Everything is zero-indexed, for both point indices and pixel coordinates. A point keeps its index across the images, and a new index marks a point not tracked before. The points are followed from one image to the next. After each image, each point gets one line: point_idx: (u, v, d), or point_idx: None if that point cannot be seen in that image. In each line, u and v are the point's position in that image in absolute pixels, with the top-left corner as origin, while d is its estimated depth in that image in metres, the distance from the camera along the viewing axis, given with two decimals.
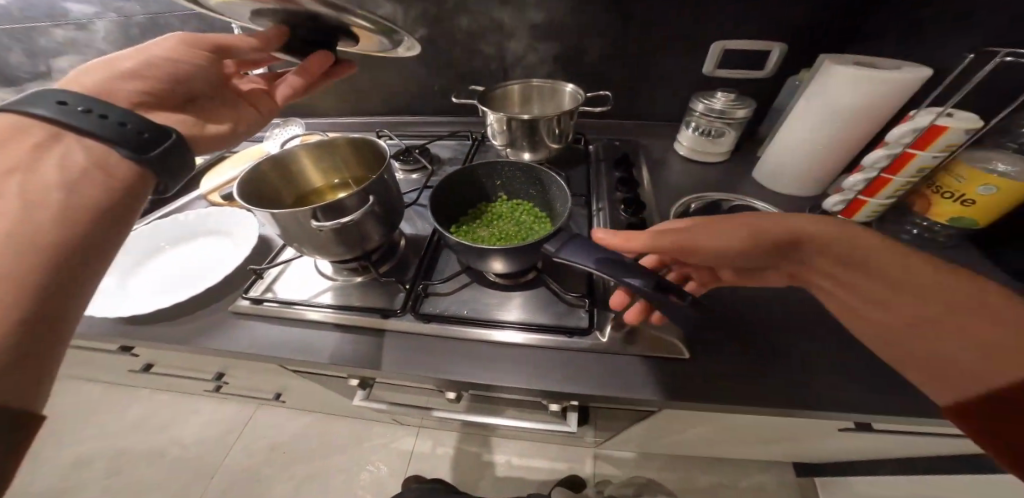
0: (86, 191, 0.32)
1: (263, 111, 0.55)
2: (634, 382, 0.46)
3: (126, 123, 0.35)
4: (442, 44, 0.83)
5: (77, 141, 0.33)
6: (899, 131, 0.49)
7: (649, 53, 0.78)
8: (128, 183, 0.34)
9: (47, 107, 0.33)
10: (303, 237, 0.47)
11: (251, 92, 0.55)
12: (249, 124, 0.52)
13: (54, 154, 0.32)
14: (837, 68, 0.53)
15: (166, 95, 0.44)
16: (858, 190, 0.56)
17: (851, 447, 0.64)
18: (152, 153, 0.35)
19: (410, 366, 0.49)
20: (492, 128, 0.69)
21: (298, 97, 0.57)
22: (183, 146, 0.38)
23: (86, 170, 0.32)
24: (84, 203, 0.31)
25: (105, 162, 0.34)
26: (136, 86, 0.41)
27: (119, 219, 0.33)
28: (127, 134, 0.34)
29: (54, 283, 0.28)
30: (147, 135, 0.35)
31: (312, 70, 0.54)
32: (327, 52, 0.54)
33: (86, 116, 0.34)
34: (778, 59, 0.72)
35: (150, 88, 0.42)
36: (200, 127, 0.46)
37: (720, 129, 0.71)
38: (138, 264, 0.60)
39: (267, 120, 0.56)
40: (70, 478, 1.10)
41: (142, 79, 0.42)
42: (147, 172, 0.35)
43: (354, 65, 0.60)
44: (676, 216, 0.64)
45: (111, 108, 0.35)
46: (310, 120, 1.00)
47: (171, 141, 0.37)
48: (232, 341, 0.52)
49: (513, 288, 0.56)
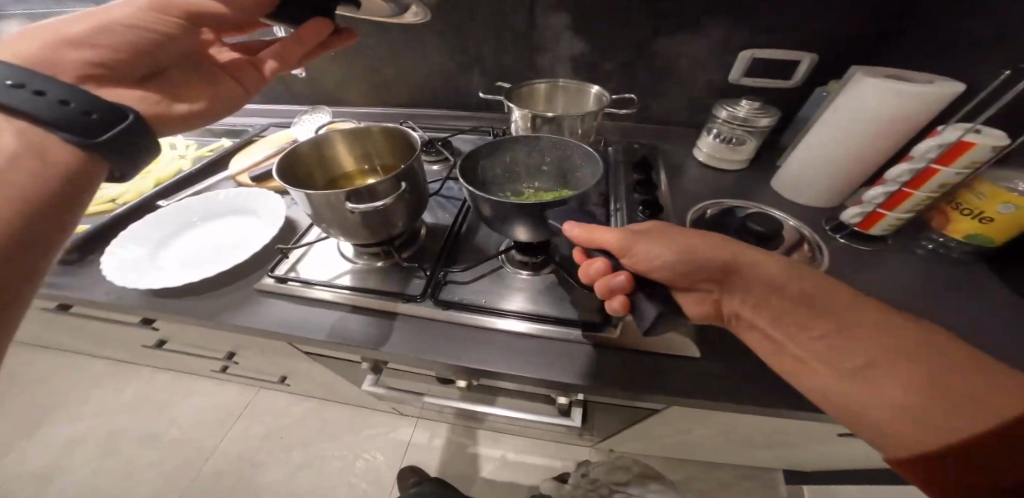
0: (13, 177, 0.32)
1: (245, 85, 0.52)
2: (646, 377, 0.47)
3: (67, 102, 0.34)
4: (471, 40, 0.84)
5: (8, 121, 0.33)
6: (925, 145, 0.50)
7: (675, 58, 0.79)
8: (68, 168, 0.35)
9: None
10: (332, 218, 0.49)
11: (235, 64, 0.51)
12: (232, 101, 0.50)
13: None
14: (868, 81, 0.54)
15: (124, 69, 0.41)
16: (877, 204, 0.57)
17: (849, 456, 0.65)
18: (97, 138, 0.34)
19: (426, 350, 0.49)
20: (517, 124, 0.72)
21: (287, 70, 0.53)
22: (138, 128, 0.37)
23: (17, 154, 0.32)
24: (11, 190, 0.31)
25: (41, 146, 0.34)
26: (88, 55, 0.39)
27: (59, 208, 0.34)
28: (68, 115, 0.34)
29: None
30: (95, 116, 0.35)
31: (306, 40, 0.49)
32: (325, 20, 0.48)
33: (18, 92, 0.32)
34: (808, 70, 0.71)
35: (103, 58, 0.40)
36: (168, 105, 0.44)
37: (741, 137, 0.72)
38: (166, 238, 0.62)
39: (252, 96, 0.53)
40: (70, 451, 1.11)
41: (98, 50, 0.40)
42: (93, 155, 0.35)
43: (353, 33, 0.57)
44: (693, 219, 0.65)
45: (47, 83, 0.33)
46: (336, 109, 1.02)
47: (122, 123, 0.36)
48: (254, 317, 0.53)
49: (530, 280, 0.57)
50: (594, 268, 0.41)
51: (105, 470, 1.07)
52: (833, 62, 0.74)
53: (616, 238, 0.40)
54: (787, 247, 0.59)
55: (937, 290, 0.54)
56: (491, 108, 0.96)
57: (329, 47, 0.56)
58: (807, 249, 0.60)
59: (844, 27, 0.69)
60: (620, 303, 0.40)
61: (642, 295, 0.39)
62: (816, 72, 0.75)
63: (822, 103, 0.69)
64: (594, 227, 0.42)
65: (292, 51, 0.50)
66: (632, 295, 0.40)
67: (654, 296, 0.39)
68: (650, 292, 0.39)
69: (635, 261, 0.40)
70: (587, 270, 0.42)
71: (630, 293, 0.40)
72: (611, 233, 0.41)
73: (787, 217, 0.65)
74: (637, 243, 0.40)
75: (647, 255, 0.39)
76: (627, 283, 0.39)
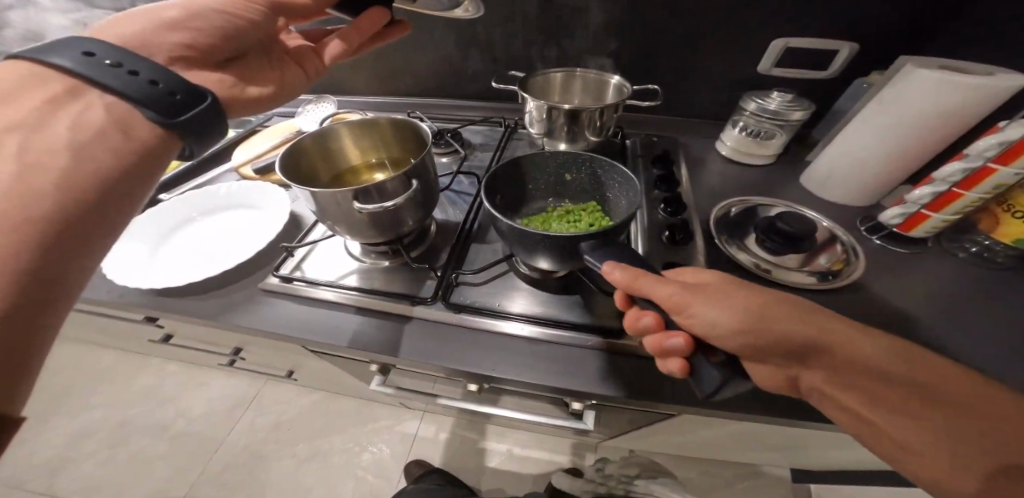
0: (94, 157, 0.29)
1: (308, 71, 0.50)
2: (664, 388, 0.44)
3: (155, 81, 0.31)
4: (485, 25, 0.80)
5: (98, 97, 0.31)
6: (985, 142, 0.46)
7: (702, 45, 0.75)
8: (145, 146, 0.32)
9: (70, 58, 0.30)
10: (339, 216, 0.46)
11: (298, 50, 0.49)
12: (295, 87, 0.48)
13: (75, 109, 0.30)
14: (923, 73, 0.50)
15: (211, 52, 0.39)
16: (923, 204, 0.53)
17: (862, 460, 0.63)
18: (181, 116, 0.32)
19: (435, 354, 0.47)
20: (531, 115, 0.68)
21: (346, 58, 0.51)
22: (216, 110, 0.35)
23: (101, 130, 0.30)
24: (92, 169, 0.29)
25: (125, 122, 0.31)
26: (182, 37, 0.37)
27: (130, 190, 0.31)
28: (153, 94, 0.31)
29: (53, 251, 0.26)
30: (179, 96, 0.32)
31: (366, 27, 0.48)
32: (383, 8, 0.48)
33: (112, 69, 0.30)
34: (844, 60, 0.69)
35: (195, 41, 0.38)
36: (241, 88, 0.41)
37: (769, 131, 0.68)
38: (169, 233, 0.60)
39: (314, 84, 0.51)
40: (77, 444, 1.11)
41: (189, 31, 0.37)
42: (170, 134, 0.33)
43: (406, 23, 0.55)
44: (716, 219, 0.61)
45: (143, 64, 0.32)
46: (341, 98, 0.98)
47: (201, 103, 0.33)
48: (258, 319, 0.51)
49: (540, 282, 0.54)
50: (643, 322, 0.35)
51: (113, 463, 1.08)
52: (871, 51, 0.69)
53: (665, 291, 0.33)
54: (815, 249, 0.56)
55: (980, 296, 0.51)
56: (502, 97, 0.92)
57: (383, 38, 0.54)
58: (839, 251, 0.56)
59: (893, 13, 0.64)
60: (678, 367, 0.33)
61: (702, 357, 0.32)
62: (852, 63, 0.71)
63: (863, 95, 0.65)
64: (644, 274, 0.34)
65: (352, 39, 0.49)
66: (691, 357, 0.33)
67: (716, 358, 0.32)
68: (712, 355, 0.32)
69: (690, 322, 0.32)
70: (634, 321, 0.36)
71: (688, 356, 0.32)
72: (660, 285, 0.33)
73: (819, 217, 0.62)
74: (691, 303, 0.32)
75: (700, 319, 0.32)
76: (685, 345, 0.32)
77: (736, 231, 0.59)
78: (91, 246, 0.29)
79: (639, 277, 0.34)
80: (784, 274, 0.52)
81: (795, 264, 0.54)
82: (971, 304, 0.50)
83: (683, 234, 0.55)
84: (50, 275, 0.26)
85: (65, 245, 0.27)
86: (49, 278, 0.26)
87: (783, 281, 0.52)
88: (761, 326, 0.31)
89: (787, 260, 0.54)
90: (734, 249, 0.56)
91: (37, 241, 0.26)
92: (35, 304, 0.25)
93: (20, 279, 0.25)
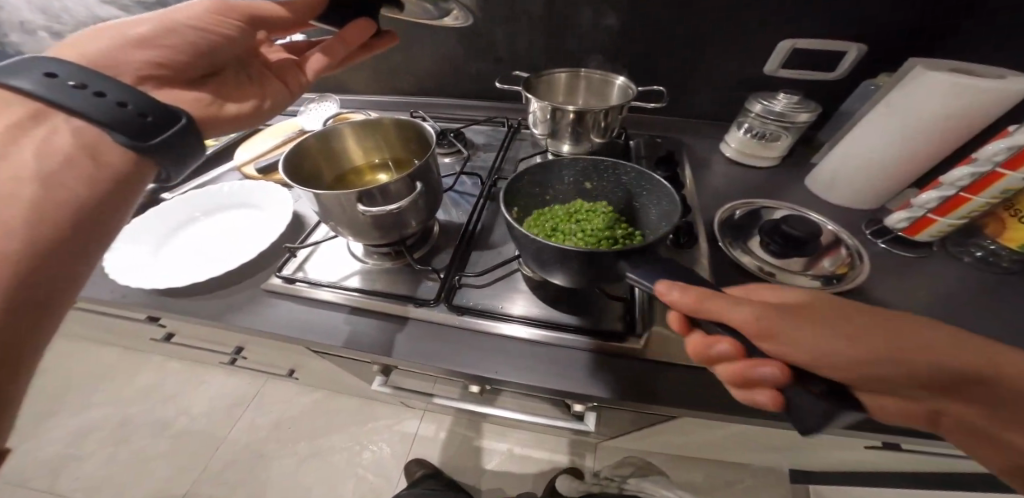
0: (65, 185, 0.29)
1: (290, 85, 0.50)
2: (665, 392, 0.44)
3: (124, 103, 0.31)
4: (489, 24, 0.79)
5: (64, 121, 0.30)
6: (994, 146, 0.45)
7: (707, 46, 0.74)
8: (119, 173, 0.32)
9: (31, 79, 0.29)
10: (342, 218, 0.46)
11: (280, 65, 0.50)
12: (275, 102, 0.49)
13: (39, 134, 0.29)
14: (932, 76, 0.49)
15: (183, 69, 0.39)
16: (928, 208, 0.53)
17: (858, 462, 0.64)
18: (152, 140, 0.32)
19: (435, 356, 0.47)
20: (535, 116, 0.67)
21: (331, 70, 0.52)
22: (190, 131, 0.35)
23: (70, 156, 0.30)
24: (63, 198, 0.29)
25: (94, 147, 0.31)
26: (152, 56, 0.37)
27: (103, 218, 0.31)
28: (123, 117, 0.31)
29: (29, 285, 0.26)
30: (150, 118, 0.32)
31: (352, 39, 0.48)
32: (369, 20, 0.48)
33: (78, 91, 0.30)
34: (854, 61, 0.68)
35: (164, 59, 0.37)
36: (218, 106, 0.42)
37: (774, 133, 0.68)
38: (171, 233, 0.60)
39: (297, 97, 0.51)
40: (79, 440, 1.12)
41: (161, 50, 0.37)
42: (142, 158, 0.33)
43: (394, 35, 0.54)
44: (720, 222, 0.61)
45: (111, 84, 0.31)
46: (344, 96, 0.98)
47: (174, 125, 0.34)
48: (260, 319, 0.51)
49: (544, 284, 0.54)
50: (717, 349, 0.29)
51: (114, 460, 1.08)
52: (878, 53, 0.68)
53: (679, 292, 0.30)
54: (819, 252, 0.56)
55: (984, 302, 0.51)
56: (505, 97, 0.92)
57: (370, 49, 0.53)
58: (843, 255, 0.56)
59: (901, 15, 0.64)
60: (769, 399, 0.27)
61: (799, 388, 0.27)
62: (859, 64, 0.70)
63: (871, 97, 0.65)
64: (711, 294, 0.29)
65: (337, 51, 0.49)
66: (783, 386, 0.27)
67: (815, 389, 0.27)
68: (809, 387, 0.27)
69: (779, 348, 0.27)
70: (705, 347, 0.30)
71: (783, 386, 0.27)
72: (738, 306, 0.28)
73: (824, 220, 0.61)
74: (772, 324, 0.27)
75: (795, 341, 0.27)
76: (780, 375, 0.26)
77: (740, 233, 0.59)
78: (65, 280, 0.29)
79: (704, 297, 0.29)
80: (789, 277, 0.52)
81: (799, 268, 0.53)
82: (974, 311, 0.50)
83: (688, 237, 0.55)
84: (26, 310, 0.26)
85: (42, 278, 0.27)
86: (24, 315, 0.26)
87: (789, 284, 0.51)
88: (794, 321, 0.28)
89: (791, 263, 0.54)
90: (739, 251, 0.56)
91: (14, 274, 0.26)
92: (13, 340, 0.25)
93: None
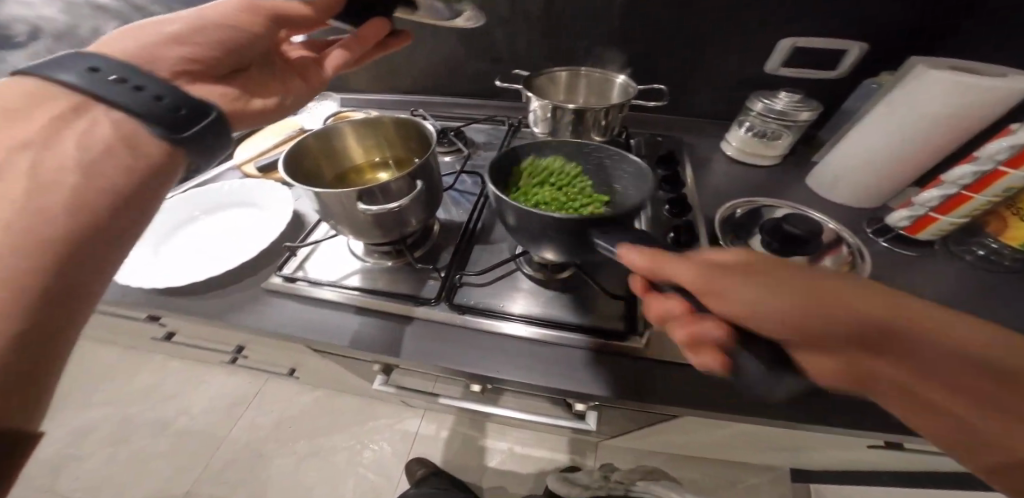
0: (102, 175, 0.29)
1: (311, 81, 0.50)
2: (667, 391, 0.44)
3: (160, 97, 0.32)
4: (489, 22, 0.79)
5: (104, 113, 0.30)
6: (996, 144, 0.45)
7: (708, 45, 0.74)
8: (154, 162, 0.31)
9: (76, 74, 0.30)
10: (343, 217, 0.46)
11: (302, 62, 0.50)
12: (299, 98, 0.48)
13: (80, 126, 0.30)
14: (935, 75, 0.49)
15: (214, 65, 0.39)
16: (930, 207, 0.53)
17: (858, 461, 0.64)
18: (185, 132, 0.32)
19: (437, 356, 0.47)
20: (535, 114, 0.67)
21: (348, 67, 0.51)
22: (220, 124, 0.35)
23: (109, 146, 0.30)
24: (100, 188, 0.29)
25: (132, 137, 0.31)
26: (185, 52, 0.37)
27: (140, 210, 0.30)
28: (158, 109, 0.31)
29: (63, 274, 0.26)
30: (183, 111, 0.32)
31: (368, 37, 0.49)
32: (383, 20, 0.49)
33: (117, 86, 0.31)
34: (856, 59, 0.68)
35: (197, 55, 0.37)
36: (245, 101, 0.41)
37: (775, 131, 0.68)
38: (171, 233, 0.60)
39: (317, 94, 0.51)
40: (80, 440, 1.11)
41: (192, 46, 0.37)
42: (175, 149, 0.32)
43: (408, 35, 0.54)
44: (721, 220, 0.60)
45: (146, 79, 0.32)
46: (343, 96, 0.98)
47: (205, 119, 0.34)
48: (262, 318, 0.51)
49: (544, 284, 0.54)
50: (670, 312, 0.30)
51: (115, 460, 1.08)
52: (879, 51, 0.68)
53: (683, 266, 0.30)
54: (822, 250, 0.56)
55: (987, 300, 0.51)
56: (505, 95, 0.91)
57: (385, 49, 0.54)
58: (846, 253, 0.56)
59: (903, 14, 0.64)
60: (714, 361, 0.28)
61: (743, 348, 0.28)
62: (860, 63, 0.70)
63: (872, 95, 0.65)
64: (665, 254, 0.31)
65: (354, 48, 0.49)
66: (730, 350, 0.28)
67: (761, 353, 0.27)
68: (754, 349, 0.27)
69: (725, 305, 0.28)
70: (661, 309, 0.32)
71: (726, 347, 0.28)
72: (684, 263, 0.30)
73: (826, 219, 0.61)
74: (713, 280, 0.29)
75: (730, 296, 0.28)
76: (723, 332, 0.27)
77: (741, 231, 0.59)
78: (98, 271, 0.27)
79: (658, 258, 0.31)
80: None
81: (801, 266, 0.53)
82: (979, 309, 0.50)
83: (689, 234, 0.55)
84: (61, 300, 0.25)
85: (75, 269, 0.26)
86: (59, 304, 0.25)
87: None
88: (804, 300, 0.26)
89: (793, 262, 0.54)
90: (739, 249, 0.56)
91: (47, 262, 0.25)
92: (48, 331, 0.24)
93: (30, 307, 0.24)
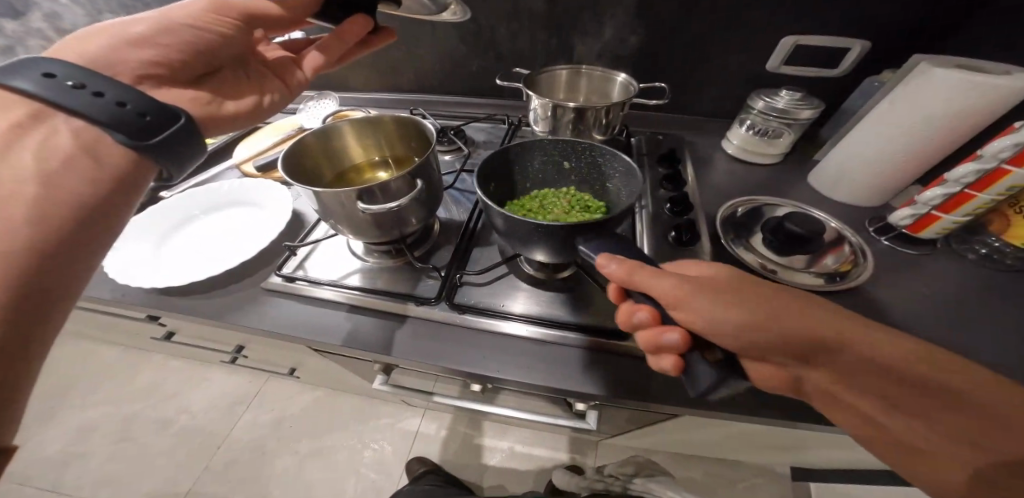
0: (64, 186, 0.29)
1: (289, 83, 0.50)
2: (669, 391, 0.44)
3: (123, 103, 0.31)
4: (489, 20, 0.78)
5: (64, 121, 0.30)
6: (1000, 143, 0.45)
7: (709, 44, 0.74)
8: (118, 172, 0.31)
9: (31, 80, 0.29)
10: (342, 217, 0.46)
11: (279, 62, 0.50)
12: (275, 101, 0.48)
13: (38, 135, 0.29)
14: (940, 74, 0.49)
15: (177, 68, 0.39)
16: (933, 205, 0.52)
17: (860, 461, 0.63)
18: (154, 138, 0.32)
19: (436, 356, 0.47)
20: (536, 113, 0.67)
21: (329, 66, 0.51)
22: (191, 130, 0.35)
23: (70, 156, 0.29)
24: (63, 199, 0.28)
25: (94, 148, 0.31)
26: (148, 54, 0.37)
27: (104, 221, 0.31)
28: (121, 116, 0.31)
29: (27, 288, 0.25)
30: (150, 117, 0.32)
31: (348, 36, 0.47)
32: (364, 17, 0.47)
33: (76, 92, 0.30)
34: (857, 58, 0.67)
35: (162, 58, 0.37)
36: (218, 104, 0.42)
37: (777, 130, 0.68)
38: (169, 233, 0.59)
39: (296, 95, 0.51)
40: (81, 439, 1.12)
41: (158, 48, 0.37)
42: (143, 158, 0.32)
43: (391, 32, 0.53)
44: (722, 219, 0.60)
45: (103, 83, 0.31)
46: (344, 94, 0.97)
47: (174, 125, 0.33)
48: (261, 319, 0.51)
49: (546, 283, 0.54)
50: (636, 317, 0.33)
51: (114, 459, 1.08)
52: (882, 49, 0.68)
53: (669, 285, 0.31)
54: (823, 250, 0.56)
55: (987, 300, 0.50)
56: (506, 94, 0.91)
57: (367, 46, 0.53)
58: (848, 252, 0.56)
59: (906, 12, 0.63)
60: (671, 364, 0.31)
61: (698, 355, 0.30)
62: (862, 61, 0.70)
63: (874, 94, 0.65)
64: (644, 267, 0.32)
65: (335, 48, 0.48)
66: (686, 354, 0.31)
67: (712, 356, 0.30)
68: (707, 353, 0.31)
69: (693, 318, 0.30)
70: (627, 317, 0.34)
71: (683, 353, 0.30)
72: (662, 278, 0.31)
73: (828, 218, 0.61)
74: (693, 297, 0.30)
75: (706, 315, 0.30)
76: (681, 342, 0.30)
77: (742, 231, 0.59)
78: (63, 283, 0.28)
79: (636, 270, 0.32)
80: (792, 274, 0.52)
81: (802, 265, 0.53)
82: (979, 309, 0.49)
83: (690, 234, 0.54)
84: (26, 315, 0.25)
85: (40, 282, 0.26)
86: (25, 317, 0.25)
87: (792, 282, 0.51)
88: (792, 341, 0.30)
89: (794, 261, 0.54)
90: (740, 248, 0.56)
91: (16, 269, 0.25)
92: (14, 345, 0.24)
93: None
